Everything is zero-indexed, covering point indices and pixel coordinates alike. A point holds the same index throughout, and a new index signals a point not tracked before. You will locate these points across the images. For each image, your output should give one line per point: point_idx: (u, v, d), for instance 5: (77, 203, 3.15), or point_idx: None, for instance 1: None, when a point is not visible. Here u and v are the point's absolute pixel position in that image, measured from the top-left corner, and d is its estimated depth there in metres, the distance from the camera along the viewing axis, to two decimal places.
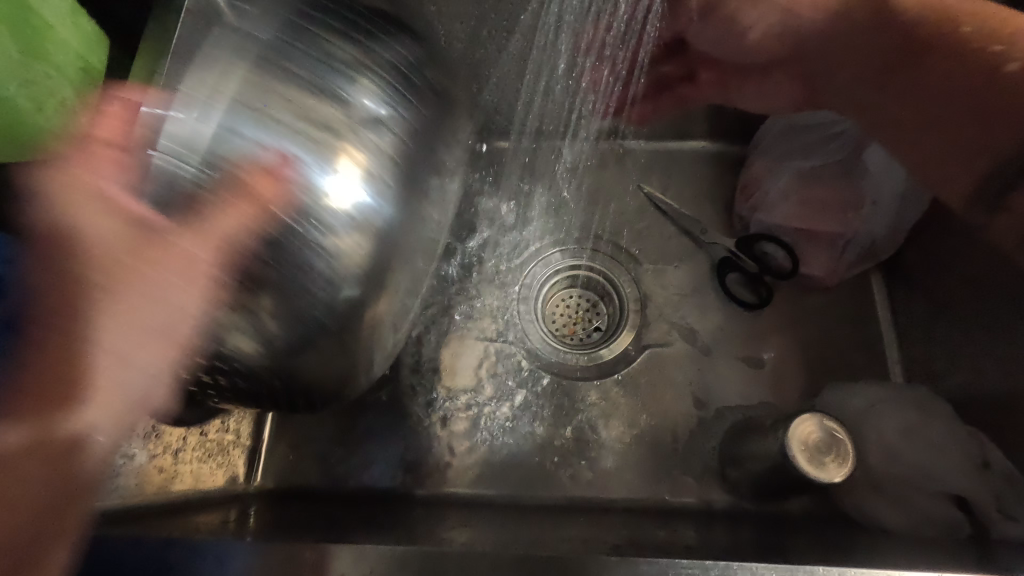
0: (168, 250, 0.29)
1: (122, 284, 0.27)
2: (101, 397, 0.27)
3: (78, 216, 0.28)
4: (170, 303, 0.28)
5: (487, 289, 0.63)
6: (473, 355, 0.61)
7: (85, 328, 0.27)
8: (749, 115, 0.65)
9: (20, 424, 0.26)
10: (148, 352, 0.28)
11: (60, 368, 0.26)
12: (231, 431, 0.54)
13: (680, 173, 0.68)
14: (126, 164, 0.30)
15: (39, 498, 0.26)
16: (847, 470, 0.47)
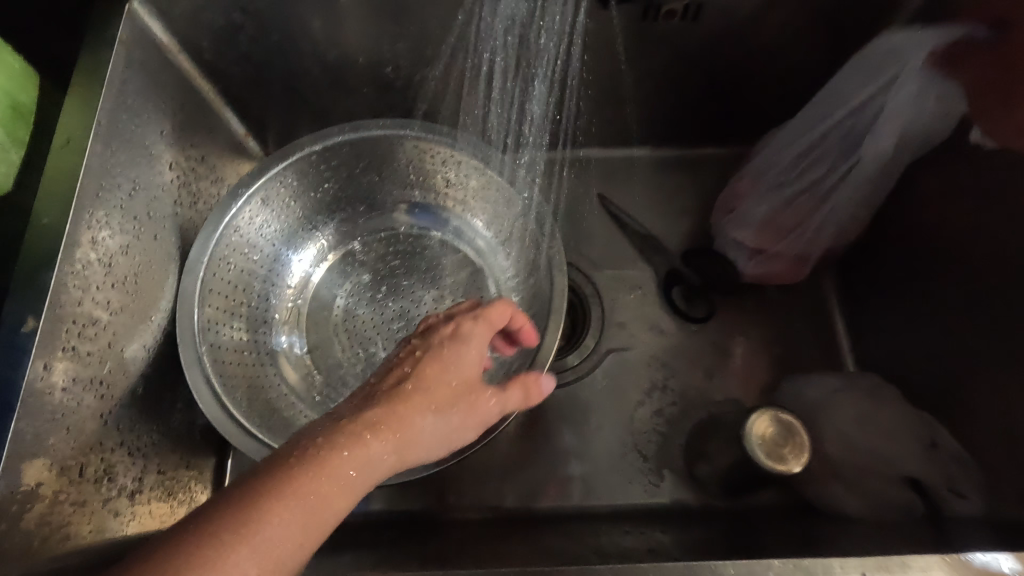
0: (486, 399, 0.39)
1: (451, 405, 0.37)
2: (396, 456, 0.34)
3: (464, 349, 0.39)
4: (458, 436, 0.38)
5: (406, 261, 0.63)
6: (348, 347, 0.60)
7: (422, 412, 0.36)
8: (695, 119, 0.66)
9: (358, 439, 0.33)
10: (427, 449, 0.36)
11: (389, 411, 0.35)
12: (193, 467, 0.53)
13: (634, 179, 0.69)
14: (477, 344, 0.40)
15: (315, 516, 0.30)
16: (806, 461, 0.46)
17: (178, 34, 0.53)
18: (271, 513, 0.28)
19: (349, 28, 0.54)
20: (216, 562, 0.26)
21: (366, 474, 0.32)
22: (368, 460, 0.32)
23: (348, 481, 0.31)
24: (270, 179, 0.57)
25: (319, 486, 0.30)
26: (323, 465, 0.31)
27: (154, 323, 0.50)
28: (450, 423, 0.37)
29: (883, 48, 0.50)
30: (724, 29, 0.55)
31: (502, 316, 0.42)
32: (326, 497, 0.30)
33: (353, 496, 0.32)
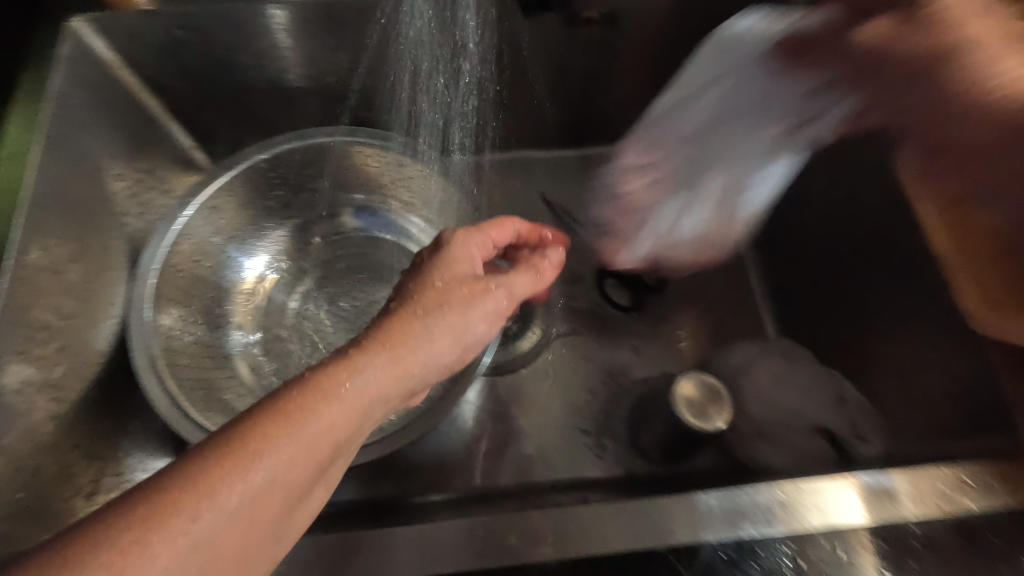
0: (489, 292, 0.41)
1: (450, 307, 0.38)
2: (399, 363, 0.35)
3: (449, 261, 0.41)
4: (469, 331, 0.39)
5: (354, 263, 0.66)
6: (302, 347, 0.62)
7: (419, 319, 0.37)
8: (623, 118, 0.71)
9: (352, 358, 0.33)
10: (441, 346, 0.37)
11: (384, 328, 0.36)
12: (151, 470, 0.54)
13: (571, 177, 0.74)
14: (464, 258, 0.42)
15: (320, 428, 0.30)
16: (729, 419, 0.51)
17: (122, 50, 0.55)
18: (269, 429, 0.28)
19: (291, 40, 0.57)
20: (216, 480, 0.26)
21: (365, 381, 0.33)
22: (361, 372, 0.33)
23: (344, 391, 0.32)
24: (219, 187, 0.59)
25: (314, 399, 0.30)
26: (318, 380, 0.31)
27: (107, 328, 0.52)
28: (450, 316, 0.38)
29: (732, 49, 0.51)
30: (639, 34, 0.60)
31: (499, 230, 0.46)
32: (330, 407, 0.31)
33: (357, 405, 0.32)
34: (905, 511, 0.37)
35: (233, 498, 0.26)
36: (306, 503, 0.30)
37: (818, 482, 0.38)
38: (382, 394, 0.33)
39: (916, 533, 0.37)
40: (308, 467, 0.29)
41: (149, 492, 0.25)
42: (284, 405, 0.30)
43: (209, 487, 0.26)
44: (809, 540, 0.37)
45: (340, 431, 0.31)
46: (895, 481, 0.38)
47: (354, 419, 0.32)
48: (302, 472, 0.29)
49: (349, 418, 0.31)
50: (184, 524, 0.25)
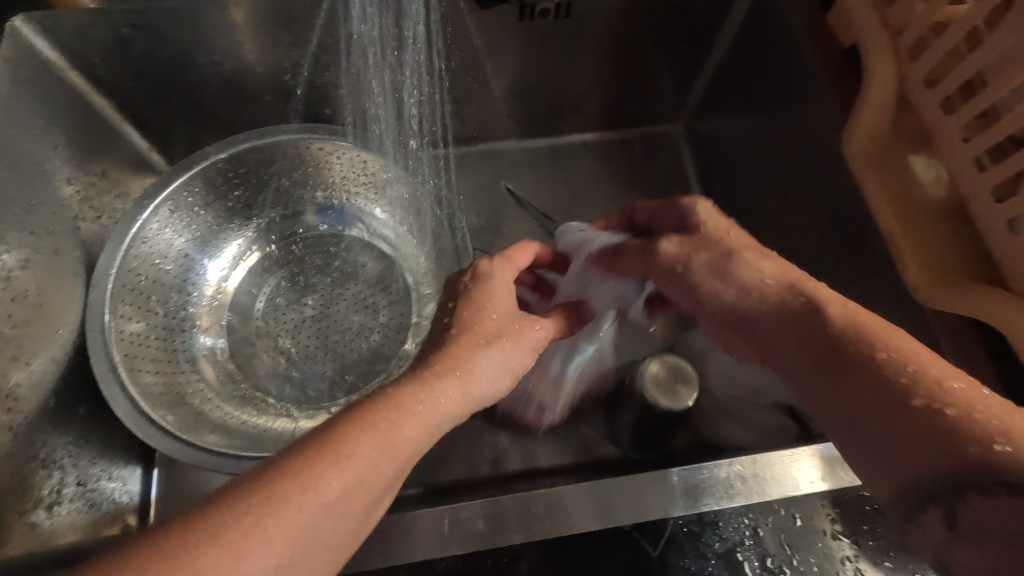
0: (534, 329, 0.43)
1: (507, 341, 0.41)
2: (466, 383, 0.37)
3: (494, 289, 0.43)
4: (520, 363, 0.41)
5: (321, 260, 0.66)
6: (271, 346, 0.62)
7: (483, 347, 0.39)
8: (582, 109, 0.72)
9: (431, 375, 0.36)
10: (498, 377, 0.40)
11: (456, 349, 0.38)
12: (117, 478, 0.53)
13: (534, 169, 0.75)
14: (504, 288, 0.44)
15: (402, 438, 0.33)
16: (695, 391, 0.54)
17: (65, 50, 0.53)
18: (361, 435, 0.31)
19: (244, 36, 0.56)
20: (318, 475, 0.29)
21: (438, 400, 0.35)
22: (436, 395, 0.35)
23: (422, 405, 0.34)
24: (178, 188, 0.58)
25: (397, 413, 0.33)
26: (396, 398, 0.34)
27: (63, 335, 0.51)
28: (508, 343, 0.41)
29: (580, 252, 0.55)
30: (597, 24, 0.61)
31: (523, 255, 0.49)
32: (410, 423, 0.33)
33: (432, 421, 0.35)
34: (856, 478, 0.39)
35: (330, 492, 0.29)
36: (382, 507, 0.33)
37: (774, 456, 0.39)
38: (452, 415, 0.36)
39: (866, 497, 0.39)
40: (392, 471, 0.32)
41: (263, 476, 0.28)
42: (372, 414, 0.33)
43: (314, 477, 0.29)
44: (767, 510, 0.38)
45: (415, 445, 0.33)
46: None
47: (427, 434, 0.34)
48: (388, 475, 0.32)
49: (423, 433, 0.34)
50: (293, 507, 0.28)
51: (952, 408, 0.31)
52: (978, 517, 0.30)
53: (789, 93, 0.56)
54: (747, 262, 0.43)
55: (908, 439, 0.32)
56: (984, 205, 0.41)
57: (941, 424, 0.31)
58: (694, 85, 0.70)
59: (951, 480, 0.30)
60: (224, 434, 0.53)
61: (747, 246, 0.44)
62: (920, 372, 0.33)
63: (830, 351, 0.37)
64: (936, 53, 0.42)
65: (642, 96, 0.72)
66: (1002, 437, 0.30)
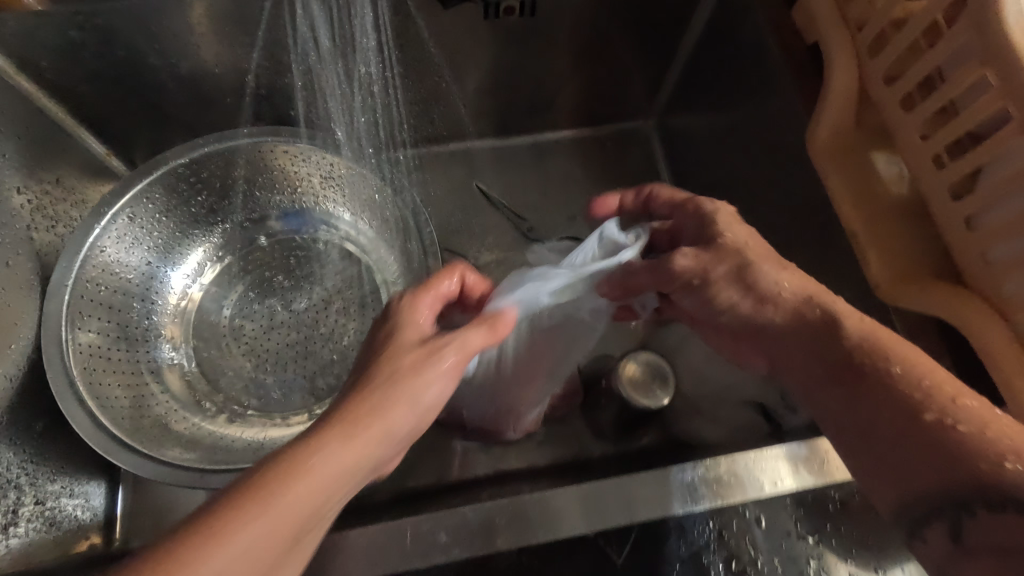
0: (450, 351, 0.38)
1: (415, 377, 0.36)
2: (367, 433, 0.33)
3: (397, 327, 0.40)
4: (434, 397, 0.37)
5: (289, 265, 0.64)
6: (240, 354, 0.61)
7: (383, 390, 0.35)
8: (553, 106, 0.72)
9: (323, 431, 0.32)
10: (406, 418, 0.35)
11: (355, 397, 0.35)
12: (76, 496, 0.53)
13: (506, 167, 0.75)
14: (415, 319, 0.40)
15: (287, 508, 0.29)
16: (672, 387, 0.55)
17: (11, 53, 0.51)
18: (236, 514, 0.28)
19: (200, 37, 0.54)
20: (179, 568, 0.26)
21: (329, 457, 0.31)
22: (327, 451, 0.31)
23: (312, 469, 0.30)
24: (134, 195, 0.56)
25: (281, 481, 0.29)
26: (276, 464, 0.30)
27: (18, 350, 0.49)
28: (396, 389, 0.36)
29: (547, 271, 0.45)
30: (565, 21, 0.60)
31: (443, 283, 0.44)
32: (298, 490, 0.30)
33: (327, 483, 0.31)
34: (821, 477, 0.39)
35: None
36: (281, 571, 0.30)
37: (740, 457, 0.39)
38: (351, 471, 0.32)
39: (831, 494, 0.39)
40: (273, 550, 0.28)
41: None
42: (245, 493, 0.29)
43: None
44: (731, 511, 0.38)
45: (303, 513, 0.30)
46: (812, 449, 0.40)
47: (322, 499, 0.30)
48: (270, 556, 0.28)
49: (315, 497, 0.30)
50: None
51: (965, 425, 0.31)
52: (984, 531, 0.29)
53: (754, 90, 0.56)
54: (766, 273, 0.40)
55: (922, 452, 0.32)
56: (941, 202, 0.41)
57: (955, 443, 0.31)
58: (664, 82, 0.70)
59: (959, 499, 0.30)
60: (190, 446, 0.52)
61: (765, 255, 0.41)
62: (933, 387, 0.33)
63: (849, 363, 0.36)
64: (896, 49, 0.42)
65: (613, 93, 0.72)
66: (1012, 454, 0.29)
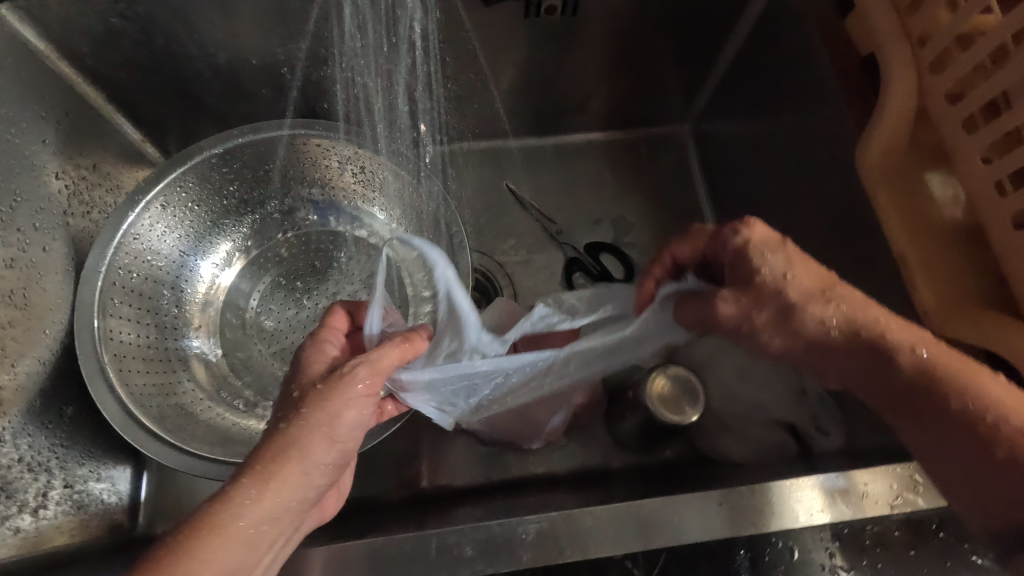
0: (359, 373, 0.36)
1: (328, 408, 0.35)
2: (286, 478, 0.34)
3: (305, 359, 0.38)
4: (355, 420, 0.36)
5: (317, 259, 0.64)
6: (267, 346, 0.61)
7: (298, 431, 0.34)
8: (586, 107, 0.70)
9: (236, 485, 0.32)
10: (323, 450, 0.35)
11: (268, 441, 0.34)
12: (105, 479, 0.53)
13: (537, 167, 0.74)
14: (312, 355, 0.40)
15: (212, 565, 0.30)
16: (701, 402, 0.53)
17: (54, 40, 0.51)
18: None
19: (240, 29, 0.54)
20: None
21: (247, 513, 0.32)
22: (246, 502, 0.32)
23: (230, 525, 0.31)
24: (169, 184, 0.56)
25: (198, 545, 0.30)
26: (198, 531, 0.31)
27: (50, 336, 0.50)
28: (311, 425, 0.35)
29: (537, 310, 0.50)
30: (606, 21, 0.59)
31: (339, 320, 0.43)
32: (222, 543, 0.31)
33: (249, 530, 0.32)
34: (857, 510, 0.38)
35: None
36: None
37: (774, 486, 0.38)
38: (272, 516, 0.33)
39: (868, 529, 0.38)
40: None
41: None
42: (169, 557, 0.29)
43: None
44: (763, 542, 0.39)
45: (231, 566, 0.31)
46: (849, 482, 0.39)
47: (246, 547, 0.32)
48: None
49: (241, 543, 0.32)
50: None
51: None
52: None
53: (799, 101, 0.54)
54: (811, 315, 0.37)
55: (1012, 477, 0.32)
56: (1004, 230, 0.39)
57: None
58: (702, 86, 0.68)
59: None
60: (215, 437, 0.53)
61: (811, 290, 0.37)
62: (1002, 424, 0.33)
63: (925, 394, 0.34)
64: (959, 69, 0.40)
65: (649, 96, 0.70)
66: None
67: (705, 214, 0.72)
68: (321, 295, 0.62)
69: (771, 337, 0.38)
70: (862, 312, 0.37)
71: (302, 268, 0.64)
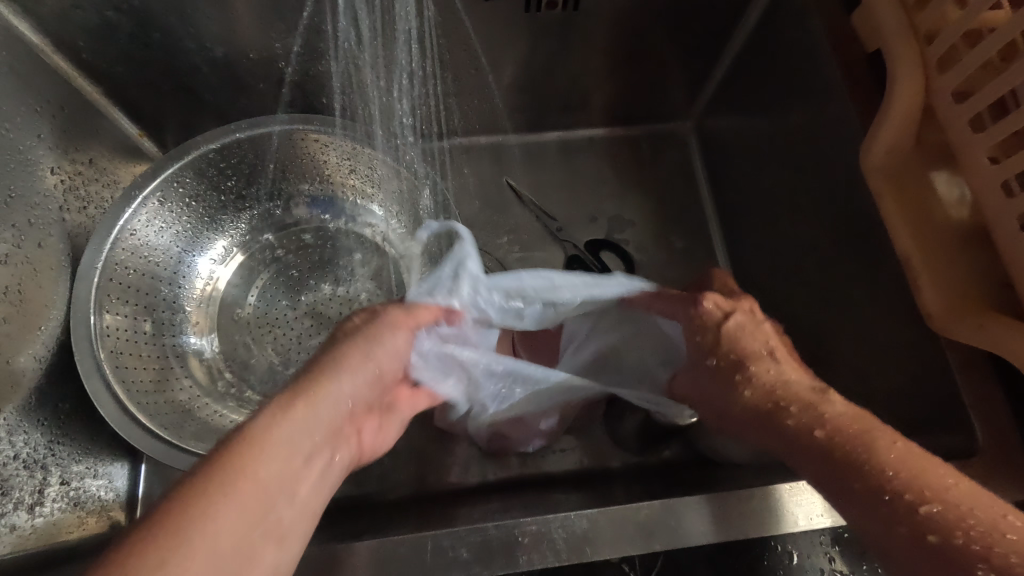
0: (399, 313, 0.41)
1: (362, 337, 0.38)
2: (325, 391, 0.34)
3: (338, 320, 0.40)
4: (389, 349, 0.39)
5: (316, 255, 0.64)
6: (266, 343, 0.60)
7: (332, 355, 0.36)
8: (587, 103, 0.70)
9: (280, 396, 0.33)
10: (361, 367, 0.36)
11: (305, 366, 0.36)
12: (101, 476, 0.53)
13: (538, 163, 0.73)
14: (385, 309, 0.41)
15: (262, 465, 0.29)
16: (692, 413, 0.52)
17: (49, 33, 0.51)
18: (210, 481, 0.27)
19: (236, 23, 0.54)
20: (165, 537, 0.25)
21: (292, 419, 0.31)
22: (291, 410, 0.32)
23: (274, 424, 0.31)
24: (167, 180, 0.56)
25: (243, 448, 0.29)
26: (250, 438, 0.30)
27: (45, 332, 0.49)
28: (354, 348, 0.37)
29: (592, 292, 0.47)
30: (606, 16, 0.58)
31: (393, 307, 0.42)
32: (267, 447, 0.30)
33: (292, 434, 0.31)
34: None
35: (199, 539, 0.25)
36: (257, 559, 0.28)
37: (773, 491, 0.38)
38: (318, 425, 0.33)
39: None
40: (254, 505, 0.28)
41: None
42: (222, 455, 0.29)
43: (178, 559, 0.24)
44: (762, 546, 0.38)
45: (280, 472, 0.30)
46: None
47: (292, 453, 0.31)
48: (253, 510, 0.28)
49: (288, 452, 0.31)
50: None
51: (955, 532, 0.28)
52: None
53: (804, 97, 0.53)
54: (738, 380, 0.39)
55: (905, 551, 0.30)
56: (1009, 232, 0.39)
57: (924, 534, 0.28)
58: (706, 82, 0.67)
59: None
60: (211, 435, 0.52)
61: (756, 351, 0.39)
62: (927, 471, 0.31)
63: (821, 455, 0.33)
64: (967, 67, 0.39)
65: (652, 91, 0.69)
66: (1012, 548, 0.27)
67: (707, 212, 0.72)
68: (321, 293, 0.62)
69: (730, 395, 0.39)
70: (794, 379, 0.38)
71: (300, 264, 0.63)
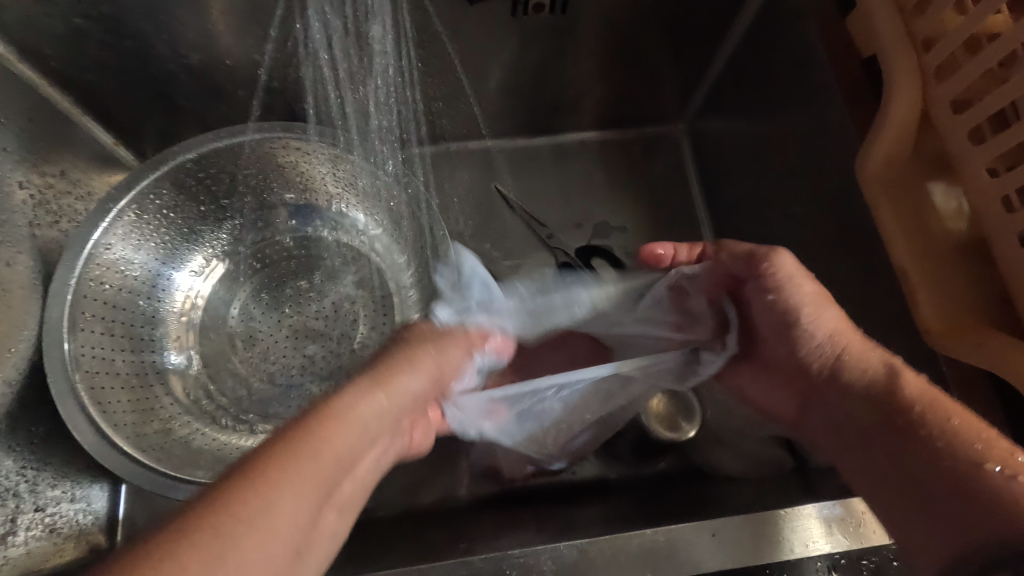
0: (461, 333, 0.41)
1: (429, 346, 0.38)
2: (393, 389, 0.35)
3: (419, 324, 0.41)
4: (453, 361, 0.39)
5: (299, 266, 0.62)
6: (250, 357, 0.59)
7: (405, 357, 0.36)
8: (578, 107, 0.68)
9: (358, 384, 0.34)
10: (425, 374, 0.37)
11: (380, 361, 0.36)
12: (80, 499, 0.52)
13: (528, 168, 0.71)
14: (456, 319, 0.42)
15: (337, 449, 0.30)
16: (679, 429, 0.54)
17: (16, 42, 0.49)
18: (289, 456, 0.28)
19: (212, 30, 0.52)
20: (237, 508, 0.25)
21: (364, 406, 0.32)
22: (364, 402, 0.33)
23: (347, 413, 0.32)
24: (142, 192, 0.54)
25: (318, 428, 0.30)
26: (324, 413, 0.31)
27: (17, 354, 0.47)
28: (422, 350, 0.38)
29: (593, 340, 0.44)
30: (595, 20, 0.57)
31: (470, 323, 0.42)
32: (339, 434, 0.31)
33: (360, 422, 0.32)
34: (856, 540, 0.37)
35: (273, 511, 0.26)
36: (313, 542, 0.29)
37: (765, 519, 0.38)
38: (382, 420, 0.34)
39: (864, 562, 0.37)
40: (326, 487, 0.29)
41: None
42: (299, 432, 0.30)
43: (247, 512, 0.25)
44: None
45: (346, 457, 0.31)
46: (847, 509, 0.38)
47: (357, 441, 0.32)
48: (323, 490, 0.29)
49: (355, 442, 0.31)
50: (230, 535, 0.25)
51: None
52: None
53: (799, 103, 0.52)
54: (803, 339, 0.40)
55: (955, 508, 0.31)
56: (1009, 247, 0.38)
57: (1001, 490, 0.29)
58: (698, 85, 0.66)
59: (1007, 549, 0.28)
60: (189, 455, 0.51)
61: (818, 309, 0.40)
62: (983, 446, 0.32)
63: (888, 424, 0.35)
64: (966, 77, 0.38)
65: (644, 94, 0.68)
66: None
67: (700, 217, 0.70)
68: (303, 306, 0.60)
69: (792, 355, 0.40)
70: (857, 363, 0.38)
71: (285, 277, 0.61)
